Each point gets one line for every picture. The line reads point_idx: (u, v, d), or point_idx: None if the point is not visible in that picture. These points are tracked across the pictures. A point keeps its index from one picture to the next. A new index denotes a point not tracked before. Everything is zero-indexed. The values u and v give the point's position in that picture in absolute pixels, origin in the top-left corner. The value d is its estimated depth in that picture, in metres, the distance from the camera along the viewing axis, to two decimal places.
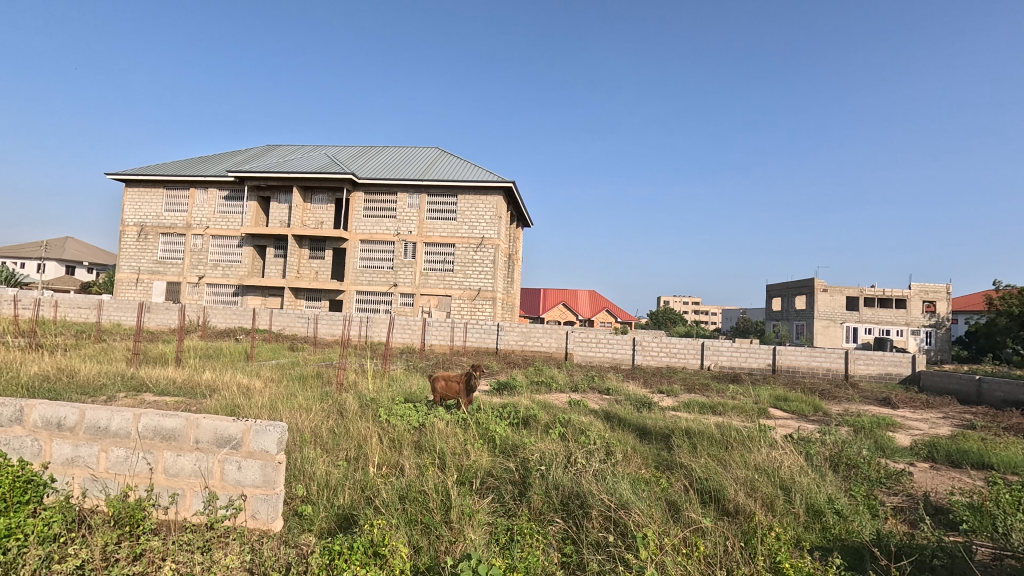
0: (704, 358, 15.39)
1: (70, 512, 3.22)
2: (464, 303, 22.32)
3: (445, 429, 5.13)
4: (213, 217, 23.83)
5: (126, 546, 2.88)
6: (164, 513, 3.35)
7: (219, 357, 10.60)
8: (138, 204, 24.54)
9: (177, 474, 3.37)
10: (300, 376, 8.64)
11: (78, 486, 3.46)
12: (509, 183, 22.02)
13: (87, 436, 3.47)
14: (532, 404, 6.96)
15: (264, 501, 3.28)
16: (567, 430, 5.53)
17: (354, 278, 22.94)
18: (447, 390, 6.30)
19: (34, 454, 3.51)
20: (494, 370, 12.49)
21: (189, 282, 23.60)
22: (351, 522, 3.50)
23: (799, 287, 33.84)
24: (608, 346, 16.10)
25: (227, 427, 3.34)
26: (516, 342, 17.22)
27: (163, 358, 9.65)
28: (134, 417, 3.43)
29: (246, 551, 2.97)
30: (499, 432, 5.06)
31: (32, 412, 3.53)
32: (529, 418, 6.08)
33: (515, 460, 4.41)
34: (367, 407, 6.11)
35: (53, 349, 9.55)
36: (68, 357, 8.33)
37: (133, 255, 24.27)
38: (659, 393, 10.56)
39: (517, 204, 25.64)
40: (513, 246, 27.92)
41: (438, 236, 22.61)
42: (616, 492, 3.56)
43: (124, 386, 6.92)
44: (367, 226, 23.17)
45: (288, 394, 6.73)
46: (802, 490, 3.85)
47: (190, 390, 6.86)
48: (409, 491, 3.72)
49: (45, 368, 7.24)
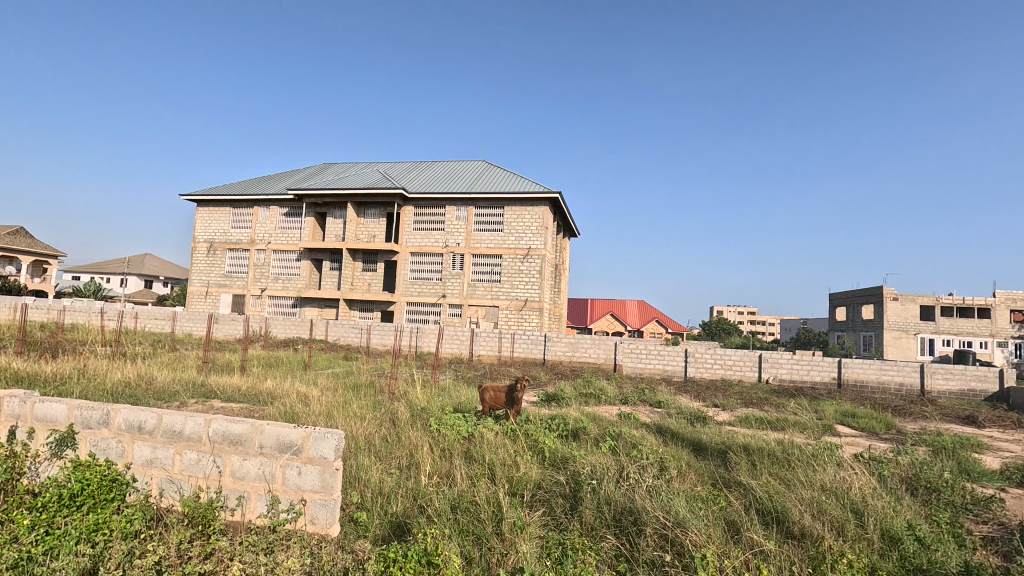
0: (761, 371, 14.70)
1: (148, 510, 3.46)
2: (511, 313, 22.38)
3: (495, 440, 5.14)
4: (274, 233, 25.19)
5: (197, 545, 3.04)
6: (231, 514, 3.53)
7: (280, 366, 11.07)
8: (208, 222, 26.29)
9: (243, 477, 3.55)
10: (355, 385, 8.94)
11: (156, 486, 3.71)
12: (556, 193, 21.99)
13: (163, 439, 3.71)
14: (581, 416, 6.89)
15: (322, 506, 3.40)
16: (619, 443, 5.43)
17: (405, 289, 23.53)
18: (495, 401, 6.34)
19: (118, 455, 3.80)
20: (542, 381, 12.46)
21: (253, 295, 24.95)
22: (403, 530, 3.55)
23: (866, 295, 31.83)
24: (659, 357, 15.67)
25: (288, 433, 3.48)
26: (563, 353, 17.10)
27: (229, 366, 10.23)
28: (204, 422, 3.64)
29: (306, 554, 3.07)
30: (548, 444, 5.02)
31: (116, 416, 3.82)
32: (578, 430, 6.00)
33: (565, 473, 4.37)
34: (418, 417, 6.22)
35: (135, 358, 10.38)
36: (147, 365, 9.01)
37: (203, 269, 25.97)
38: (714, 407, 10.17)
39: (564, 213, 25.58)
40: (560, 257, 27.84)
41: (485, 247, 22.87)
42: (671, 509, 3.45)
43: (196, 392, 7.37)
44: (417, 239, 23.82)
45: (343, 402, 6.96)
46: (876, 513, 3.59)
47: (253, 397, 7.24)
48: (460, 502, 3.74)
49: (128, 375, 7.84)
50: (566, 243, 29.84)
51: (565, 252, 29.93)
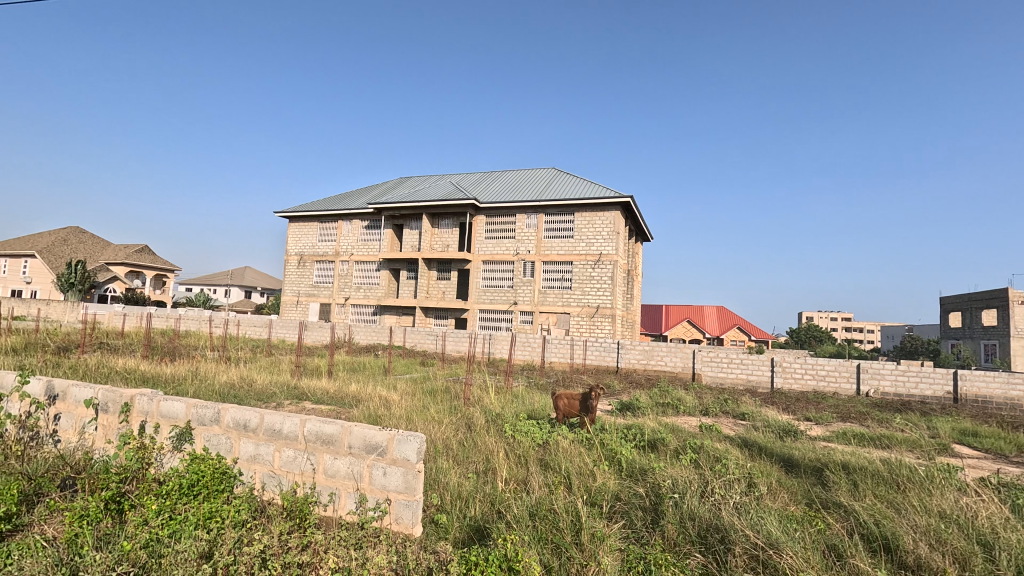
0: (860, 382, 13.45)
1: (253, 502, 3.77)
2: (583, 320, 22.14)
3: (570, 448, 5.10)
4: (356, 245, 26.72)
5: (296, 537, 3.27)
6: (324, 510, 3.76)
7: (362, 371, 11.68)
8: (298, 236, 28.40)
9: (334, 475, 3.78)
10: (431, 390, 9.23)
11: (259, 480, 4.04)
12: (627, 197, 21.56)
13: (265, 436, 4.04)
14: (659, 427, 6.65)
15: (406, 507, 3.54)
16: (701, 456, 5.18)
17: (477, 297, 24.05)
18: (569, 408, 6.29)
19: (227, 450, 4.19)
20: (616, 390, 12.20)
21: (338, 303, 26.58)
22: (483, 534, 3.61)
23: (987, 299, 28.23)
24: (741, 366, 14.81)
25: (374, 435, 3.67)
26: (638, 361, 16.66)
27: (318, 370, 10.95)
28: (300, 422, 3.92)
29: (393, 552, 3.20)
30: (626, 454, 4.90)
31: (225, 414, 4.21)
32: (656, 441, 5.80)
33: (645, 485, 4.23)
34: (494, 422, 6.31)
35: (237, 361, 11.40)
36: (249, 369, 9.86)
37: (294, 280, 28.06)
38: (805, 421, 9.43)
39: (636, 218, 24.99)
40: (632, 262, 27.19)
41: (555, 254, 22.85)
42: (764, 530, 3.23)
43: (290, 394, 7.96)
44: (489, 248, 24.28)
45: (422, 406, 7.22)
46: (1010, 548, 3.14)
47: (340, 400, 7.69)
48: (538, 509, 3.73)
49: (232, 377, 8.63)
50: (639, 248, 29.10)
51: (638, 257, 29.18)
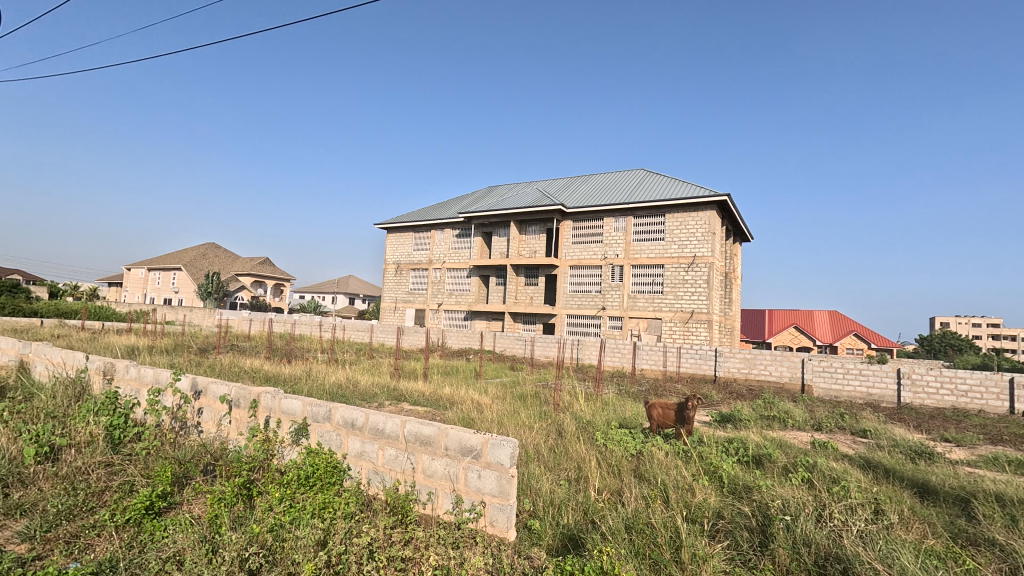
0: (1014, 400, 11.54)
1: (360, 496, 4.04)
2: (676, 326, 21.19)
3: (666, 460, 4.89)
4: (448, 253, 27.84)
5: (399, 532, 3.46)
6: (424, 507, 3.94)
7: (456, 374, 12.10)
8: (395, 246, 30.18)
9: (432, 475, 3.94)
10: (522, 395, 9.32)
11: (365, 476, 4.33)
12: (724, 196, 20.37)
13: (370, 435, 4.32)
14: (765, 441, 6.17)
15: (500, 510, 3.59)
16: (815, 476, 4.72)
17: (565, 302, 24.00)
18: (664, 419, 6.04)
19: (337, 446, 4.53)
20: (714, 400, 11.53)
21: (432, 309, 27.83)
22: (576, 544, 3.57)
23: None
24: (860, 378, 13.26)
25: (469, 438, 3.78)
26: (738, 370, 15.65)
27: (415, 373, 11.52)
28: (401, 422, 4.14)
29: (489, 554, 3.27)
30: (727, 469, 4.60)
31: (335, 413, 4.56)
32: (762, 457, 5.38)
33: (751, 504, 3.94)
34: (584, 430, 6.23)
35: (344, 363, 12.35)
36: (354, 370, 10.63)
37: (392, 287, 29.83)
38: (943, 441, 8.26)
39: (734, 217, 23.50)
40: (729, 264, 25.58)
41: (646, 258, 22.15)
42: (896, 564, 2.87)
43: (390, 395, 8.46)
44: (576, 253, 24.13)
45: (513, 411, 7.32)
46: None
47: (435, 402, 8.02)
48: (635, 522, 3.62)
49: (340, 378, 9.35)
50: (737, 249, 27.31)
51: (737, 259, 27.39)
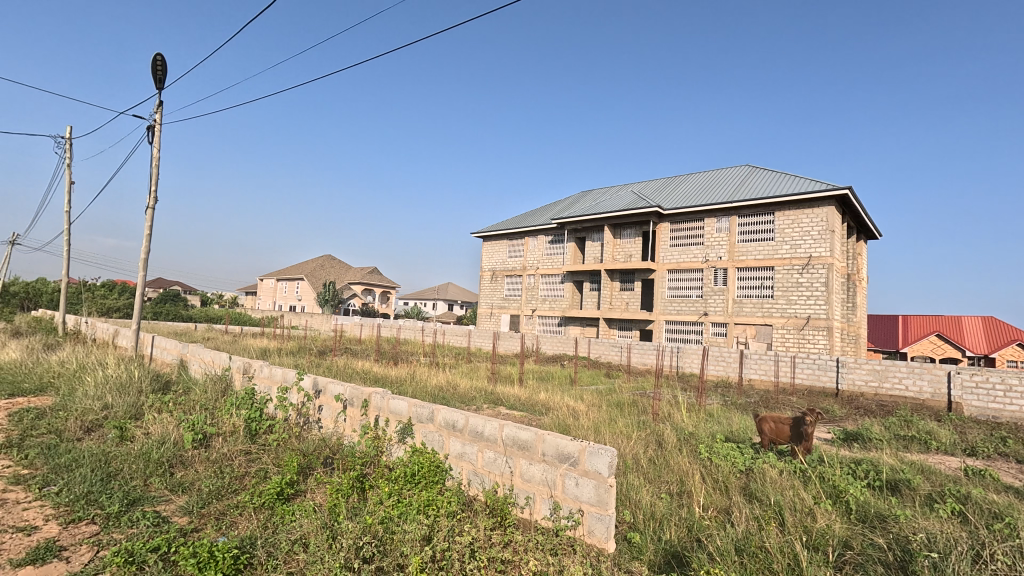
0: None
1: (461, 496, 4.19)
2: (789, 333, 19.46)
3: (780, 479, 4.50)
4: (542, 259, 28.07)
5: (499, 534, 3.53)
6: (522, 512, 3.98)
7: (551, 380, 12.14)
8: (491, 254, 31.04)
9: (530, 479, 3.97)
10: (618, 403, 9.10)
11: (466, 477, 4.47)
12: (844, 189, 18.39)
13: (470, 437, 4.47)
14: (901, 464, 5.44)
15: (599, 520, 3.52)
16: (970, 509, 4.05)
17: (664, 308, 23.12)
18: (777, 434, 5.56)
19: (439, 446, 4.74)
20: (836, 415, 10.42)
21: (526, 315, 28.21)
22: (680, 562, 3.40)
23: None
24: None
25: (566, 444, 3.77)
26: (866, 383, 14.03)
27: (512, 378, 11.74)
28: (499, 426, 4.23)
29: (587, 563, 3.23)
30: (855, 494, 4.11)
31: (438, 414, 4.78)
32: (898, 482, 4.74)
33: (887, 535, 3.48)
34: (687, 442, 5.93)
35: (445, 367, 12.93)
36: (455, 374, 11.08)
37: (488, 294, 30.70)
38: None
39: (857, 212, 21.10)
40: (853, 264, 22.98)
41: (752, 259, 20.63)
42: None
43: (488, 399, 8.70)
44: (674, 256, 23.14)
45: (610, 419, 7.17)
46: None
47: (531, 407, 8.11)
48: (746, 545, 3.37)
49: (441, 381, 9.79)
50: (862, 247, 24.46)
51: (861, 258, 24.52)
